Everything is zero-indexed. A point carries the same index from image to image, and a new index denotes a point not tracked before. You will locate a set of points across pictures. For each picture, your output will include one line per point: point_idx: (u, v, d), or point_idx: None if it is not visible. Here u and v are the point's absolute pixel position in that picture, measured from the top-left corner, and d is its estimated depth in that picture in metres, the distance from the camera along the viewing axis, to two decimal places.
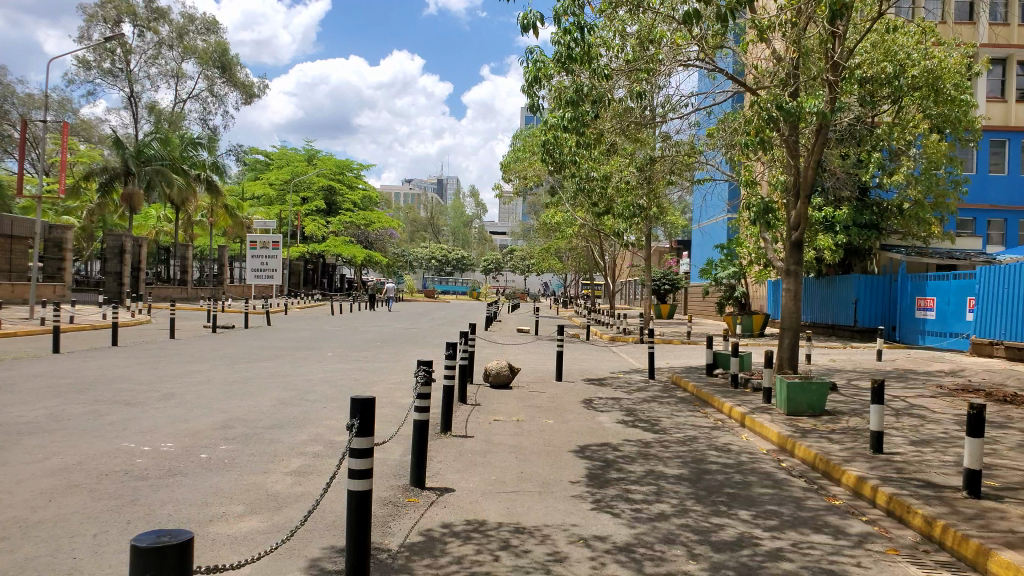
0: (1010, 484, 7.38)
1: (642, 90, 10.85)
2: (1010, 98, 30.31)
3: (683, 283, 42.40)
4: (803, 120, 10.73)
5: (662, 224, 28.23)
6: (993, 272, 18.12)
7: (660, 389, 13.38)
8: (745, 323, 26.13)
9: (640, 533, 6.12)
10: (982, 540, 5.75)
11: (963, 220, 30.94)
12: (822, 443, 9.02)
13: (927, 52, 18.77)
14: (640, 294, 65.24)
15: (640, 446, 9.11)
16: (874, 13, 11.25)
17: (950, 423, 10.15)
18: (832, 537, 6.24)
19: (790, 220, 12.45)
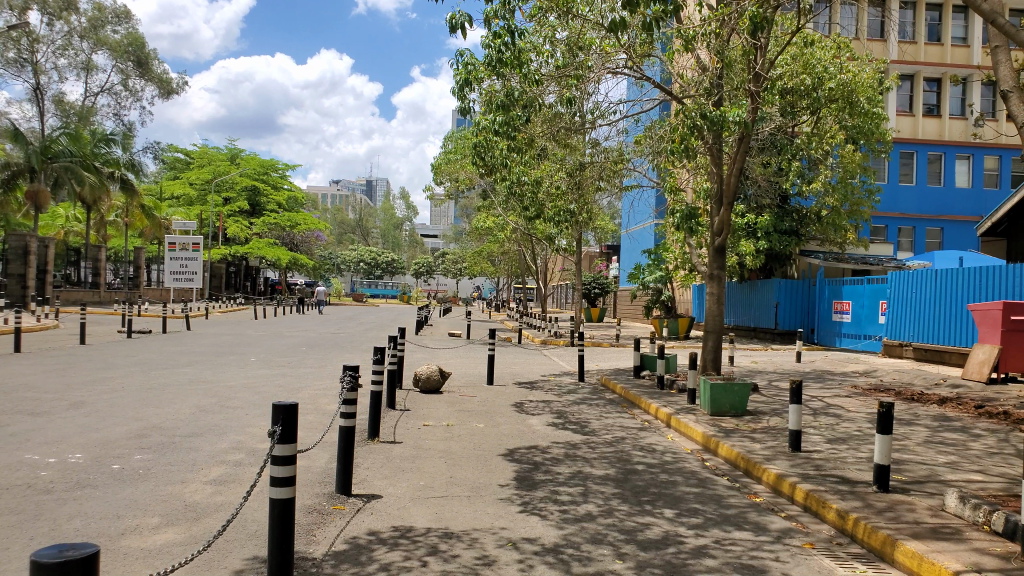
0: (917, 478, 7.76)
1: (572, 97, 10.97)
2: (918, 112, 32.00)
3: (612, 287, 43.09)
4: (727, 129, 11.03)
5: (591, 229, 28.61)
6: (903, 276, 19.03)
7: (589, 391, 13.54)
8: (671, 326, 26.71)
9: (567, 534, 6.17)
10: (891, 532, 6.02)
11: (877, 227, 32.42)
12: (744, 442, 9.29)
13: (843, 67, 19.66)
14: (570, 297, 66.01)
15: (568, 448, 9.20)
16: (794, 27, 11.61)
17: (862, 421, 10.61)
18: (753, 533, 6.43)
19: (713, 226, 12.78)
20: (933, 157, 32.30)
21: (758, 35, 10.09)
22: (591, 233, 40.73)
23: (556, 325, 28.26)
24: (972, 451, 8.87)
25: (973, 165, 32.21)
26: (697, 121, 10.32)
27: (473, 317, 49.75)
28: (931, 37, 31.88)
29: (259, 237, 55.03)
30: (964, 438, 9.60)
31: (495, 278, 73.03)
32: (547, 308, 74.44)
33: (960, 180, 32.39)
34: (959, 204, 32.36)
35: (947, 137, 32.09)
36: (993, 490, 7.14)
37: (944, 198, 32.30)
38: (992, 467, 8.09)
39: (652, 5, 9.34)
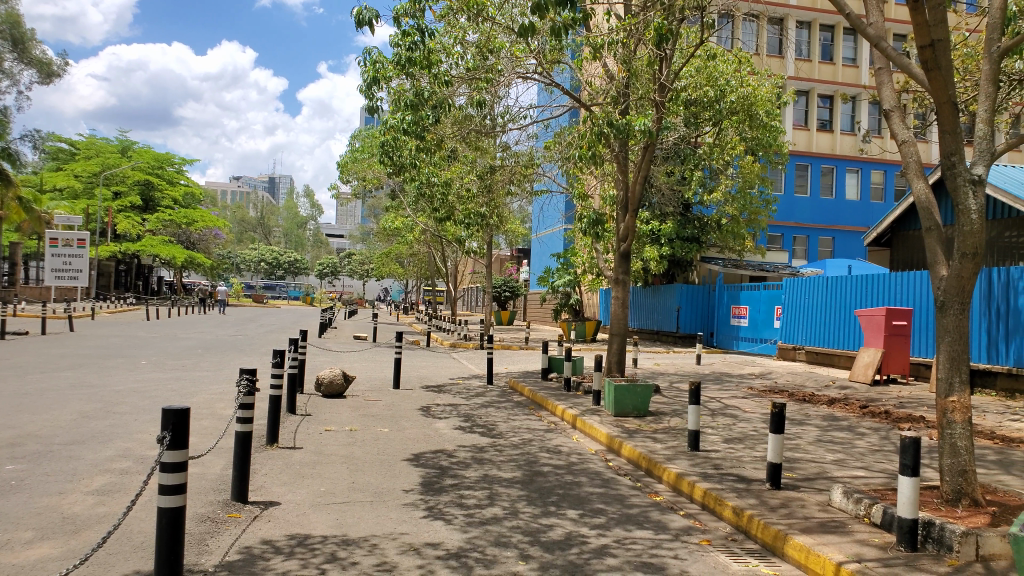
0: (807, 475, 8.13)
1: (482, 100, 10.98)
2: (812, 127, 33.73)
3: (522, 290, 43.45)
4: (633, 137, 11.25)
5: (501, 232, 28.74)
6: (796, 283, 19.96)
7: (497, 394, 13.56)
8: (579, 329, 27.14)
9: (471, 537, 6.13)
10: (782, 527, 6.27)
11: (774, 236, 33.89)
12: (646, 443, 9.50)
13: (744, 81, 20.59)
14: (480, 301, 66.20)
15: (474, 451, 9.17)
16: (699, 39, 11.94)
17: (758, 422, 11.05)
18: (653, 532, 6.57)
19: (619, 232, 13.04)
20: (825, 170, 34.10)
21: (662, 45, 10.37)
22: (500, 237, 40.89)
23: (465, 328, 28.20)
24: (857, 449, 9.37)
25: (861, 179, 34.19)
26: (604, 128, 10.47)
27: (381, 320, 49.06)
28: (825, 56, 33.69)
29: (152, 234, 52.55)
30: (851, 436, 10.13)
31: (404, 280, 72.43)
32: (457, 311, 74.38)
33: (850, 192, 34.32)
34: (848, 215, 34.28)
35: (839, 152, 33.95)
36: (875, 484, 7.56)
37: (834, 209, 34.12)
38: (875, 464, 8.56)
39: (561, 12, 9.44)
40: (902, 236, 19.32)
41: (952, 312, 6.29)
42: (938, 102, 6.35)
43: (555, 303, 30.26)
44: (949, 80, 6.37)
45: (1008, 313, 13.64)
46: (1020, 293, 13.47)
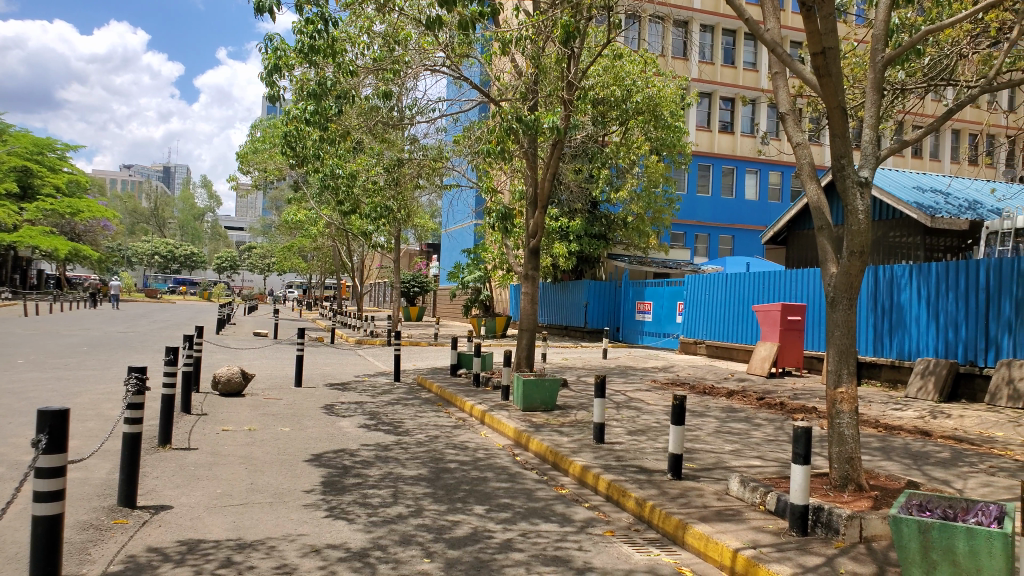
0: (706, 465, 8.39)
1: (389, 91, 10.81)
2: (714, 128, 34.96)
3: (431, 286, 43.17)
4: (541, 134, 11.29)
5: (409, 226, 28.45)
6: (698, 279, 20.62)
7: (405, 391, 13.39)
8: (489, 325, 27.19)
9: (375, 537, 6.00)
10: (682, 516, 6.44)
11: (677, 234, 34.92)
12: (552, 437, 9.57)
13: (649, 82, 21.28)
14: (387, 296, 65.44)
15: (379, 449, 9.02)
16: (606, 38, 12.09)
17: (660, 414, 11.34)
18: (558, 525, 6.62)
19: (528, 228, 13.06)
20: (726, 170, 35.38)
21: (570, 42, 10.46)
22: (409, 232, 40.46)
23: (372, 324, 27.74)
24: (753, 439, 9.74)
25: (760, 180, 35.63)
26: (513, 124, 10.38)
27: (285, 316, 47.70)
28: (726, 60, 35.00)
29: (32, 224, 49.25)
30: (747, 427, 10.52)
31: (309, 274, 70.73)
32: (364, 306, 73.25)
33: (749, 192, 35.73)
34: (748, 214, 35.66)
35: (739, 153, 35.29)
36: (768, 473, 7.88)
37: (734, 208, 35.44)
38: (769, 453, 8.92)
39: (469, 4, 9.37)
40: (796, 235, 20.25)
41: (841, 307, 6.59)
42: (828, 107, 6.64)
43: (465, 298, 30.19)
44: (839, 87, 6.67)
45: (893, 309, 14.45)
46: (903, 290, 14.27)
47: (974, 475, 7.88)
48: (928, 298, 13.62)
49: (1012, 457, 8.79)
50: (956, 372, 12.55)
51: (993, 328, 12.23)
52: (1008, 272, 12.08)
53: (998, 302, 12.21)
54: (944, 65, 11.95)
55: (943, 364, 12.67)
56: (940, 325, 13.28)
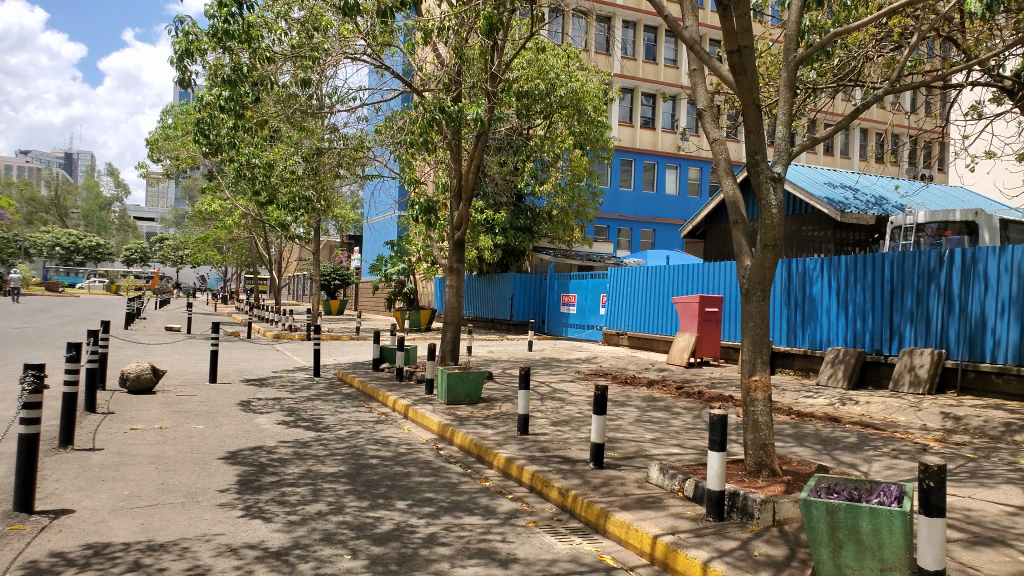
0: (627, 454, 8.53)
1: (307, 79, 10.53)
2: (636, 124, 35.63)
3: (352, 279, 42.44)
4: (465, 125, 11.18)
5: (330, 217, 27.88)
6: (621, 272, 20.96)
7: (325, 386, 13.14)
8: (413, 318, 26.97)
9: (295, 536, 5.84)
10: (604, 505, 6.52)
11: (601, 228, 35.41)
12: (476, 430, 9.55)
13: (572, 77, 21.64)
14: (306, 289, 63.91)
15: (298, 446, 8.80)
16: (530, 31, 12.07)
17: (583, 404, 11.48)
18: (482, 517, 6.60)
19: (452, 220, 12.98)
20: (647, 165, 36.08)
21: (493, 33, 10.41)
22: (330, 224, 39.67)
23: (291, 319, 27.05)
24: (672, 428, 9.95)
25: (680, 175, 36.47)
26: (436, 115, 10.25)
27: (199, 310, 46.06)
28: (648, 56, 35.73)
29: None
30: (667, 416, 10.75)
31: (224, 267, 68.54)
32: (282, 299, 71.44)
33: (670, 187, 36.51)
34: (669, 209, 36.44)
35: (660, 148, 36.06)
36: (687, 460, 8.07)
37: (656, 203, 36.17)
38: (688, 440, 9.13)
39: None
40: (714, 229, 20.80)
41: (755, 298, 6.78)
42: (744, 103, 6.80)
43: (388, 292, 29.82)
44: (754, 84, 6.84)
45: (804, 301, 14.99)
46: (814, 282, 14.80)
47: (878, 459, 8.26)
48: (838, 290, 14.19)
49: (913, 440, 9.26)
50: (863, 360, 13.20)
51: (898, 318, 12.88)
52: (912, 266, 12.72)
53: (903, 295, 12.87)
54: (852, 66, 12.45)
55: (852, 352, 13.28)
56: (849, 316, 13.88)
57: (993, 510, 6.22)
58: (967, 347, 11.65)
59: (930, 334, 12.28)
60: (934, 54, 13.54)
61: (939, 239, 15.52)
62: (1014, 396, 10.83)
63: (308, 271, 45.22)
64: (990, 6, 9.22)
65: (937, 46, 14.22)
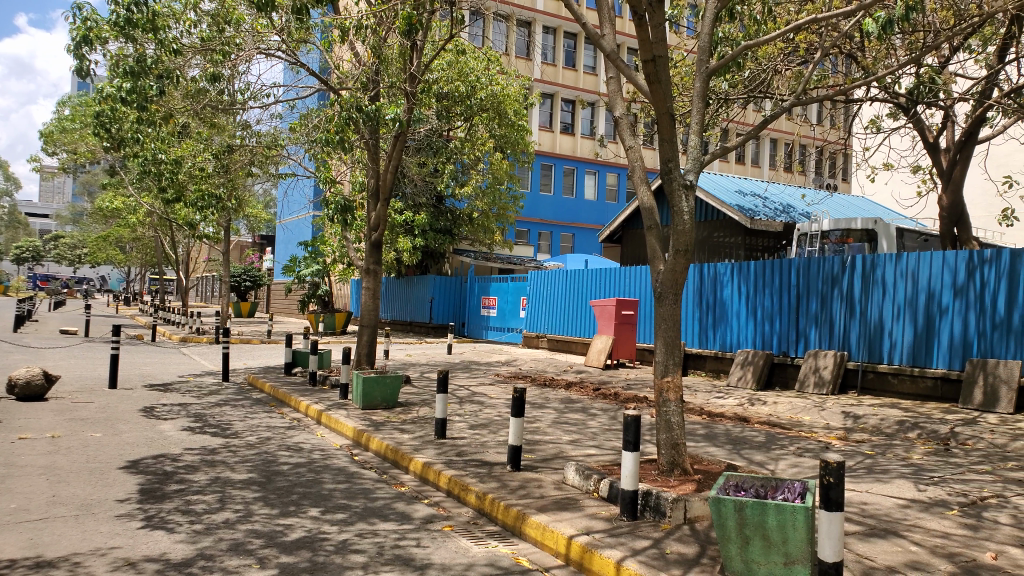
0: (545, 455, 8.57)
1: (217, 74, 10.17)
2: (556, 129, 36.03)
3: (264, 280, 41.30)
4: (382, 125, 11.03)
5: (241, 216, 27.03)
6: (540, 275, 21.11)
7: (234, 391, 12.69)
8: (328, 321, 26.47)
9: (200, 547, 5.59)
10: (521, 507, 6.50)
11: (521, 231, 35.57)
12: (392, 435, 9.39)
13: (492, 80, 21.70)
14: (215, 290, 61.80)
15: (204, 453, 8.46)
16: (449, 32, 12.00)
17: (502, 407, 11.47)
18: (397, 523, 6.49)
19: (370, 221, 12.73)
20: (567, 170, 36.53)
21: (412, 34, 10.31)
22: (242, 223, 38.49)
23: (198, 321, 26.06)
24: (589, 429, 10.05)
25: (598, 180, 37.09)
26: (353, 114, 10.09)
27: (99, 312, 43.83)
28: (568, 62, 36.22)
29: None
30: (583, 417, 10.87)
31: (128, 267, 65.57)
32: (191, 302, 68.91)
33: (589, 192, 37.10)
34: (587, 213, 36.99)
35: (579, 154, 36.58)
36: (603, 461, 8.15)
37: (575, 207, 36.64)
38: (604, 441, 9.24)
39: None
40: (631, 234, 21.20)
41: (668, 301, 6.91)
42: (658, 112, 6.93)
43: (302, 294, 29.10)
44: (668, 93, 6.98)
45: (715, 304, 15.40)
46: (724, 286, 15.24)
47: (785, 457, 8.56)
48: (747, 295, 14.67)
49: (817, 438, 9.64)
50: (771, 362, 13.69)
51: (803, 322, 13.42)
52: (817, 272, 13.28)
53: (807, 299, 13.41)
54: (761, 79, 12.91)
55: (760, 354, 13.75)
56: (757, 319, 14.37)
57: (887, 504, 6.53)
58: (866, 349, 12.29)
59: (833, 337, 12.86)
60: (836, 70, 14.18)
61: (841, 246, 16.29)
62: (909, 395, 11.48)
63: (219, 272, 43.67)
64: (886, 26, 9.71)
65: (840, 61, 14.90)
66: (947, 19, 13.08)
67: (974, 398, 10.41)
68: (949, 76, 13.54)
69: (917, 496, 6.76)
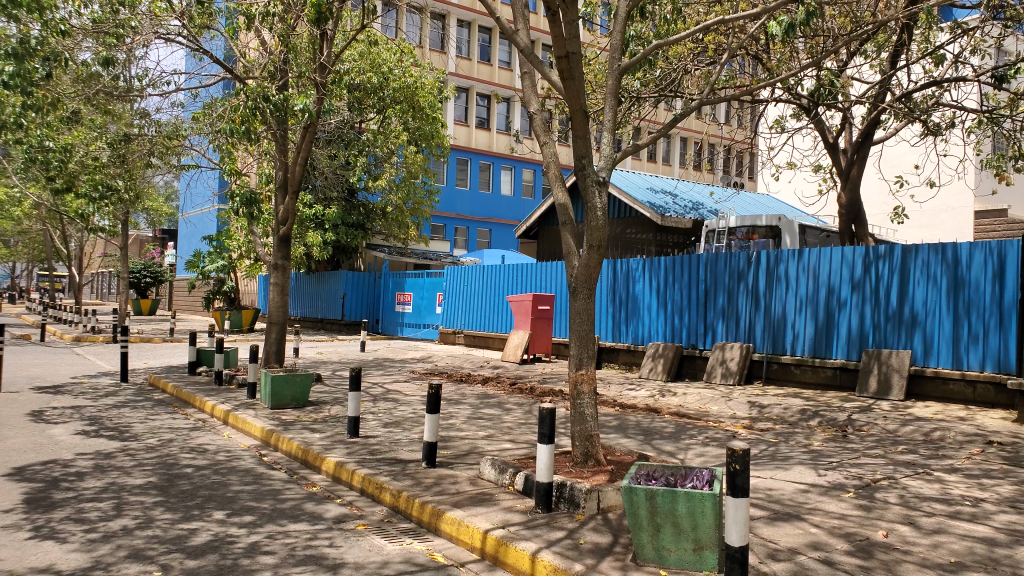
0: (459, 451, 8.51)
1: (110, 57, 9.65)
2: (471, 123, 35.97)
3: (166, 277, 39.74)
4: (290, 115, 10.72)
5: (140, 208, 25.81)
6: (457, 271, 21.03)
7: (134, 392, 12.12)
8: (235, 319, 25.62)
9: (95, 556, 5.28)
10: (436, 504, 6.43)
11: (437, 226, 35.30)
12: (302, 434, 9.15)
13: (404, 72, 21.90)
14: (114, 287, 58.97)
15: (100, 458, 8.02)
16: (360, 23, 11.76)
17: (417, 405, 11.35)
18: (308, 524, 6.31)
19: (278, 215, 12.34)
20: (483, 166, 36.53)
21: (321, 25, 10.10)
22: (142, 216, 36.74)
23: (93, 319, 24.74)
24: (504, 424, 10.06)
25: (514, 176, 37.27)
26: (260, 104, 9.77)
27: None
28: (483, 57, 36.24)
29: None
30: (498, 412, 10.87)
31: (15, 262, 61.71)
32: (87, 300, 65.45)
33: (505, 187, 37.27)
34: (504, 209, 37.11)
35: (495, 149, 36.67)
36: (517, 455, 8.17)
37: (491, 203, 36.71)
38: (519, 436, 9.26)
39: None
40: (547, 230, 21.37)
41: (581, 296, 6.97)
42: (572, 109, 6.95)
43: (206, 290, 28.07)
44: (582, 90, 7.01)
45: (628, 299, 15.66)
46: (637, 281, 15.53)
47: (693, 447, 8.78)
48: (659, 289, 14.99)
49: (724, 427, 9.95)
50: (680, 354, 14.07)
51: (711, 315, 13.82)
52: (724, 267, 13.70)
53: (715, 293, 13.81)
54: (672, 78, 13.20)
55: (671, 347, 14.10)
56: (668, 313, 14.70)
57: (790, 489, 6.80)
58: (770, 341, 12.75)
59: (740, 330, 13.28)
60: (743, 71, 14.64)
61: (747, 242, 16.91)
62: (810, 384, 12.00)
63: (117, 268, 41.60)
64: (789, 30, 10.04)
65: (746, 62, 15.38)
66: (845, 25, 13.70)
67: (870, 386, 10.97)
68: (847, 79, 14.17)
69: (817, 481, 7.06)
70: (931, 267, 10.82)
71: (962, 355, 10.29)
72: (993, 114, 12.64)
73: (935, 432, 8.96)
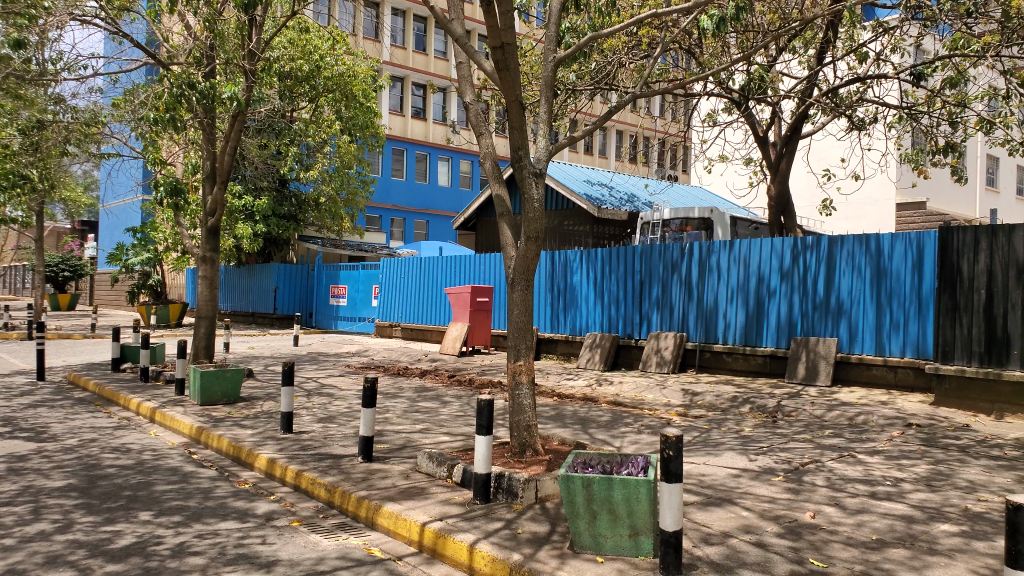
0: (395, 445, 8.42)
1: (22, 39, 9.13)
2: (407, 113, 35.57)
3: (87, 270, 38.15)
4: (217, 103, 10.39)
5: (58, 198, 24.67)
6: (393, 263, 20.81)
7: (51, 391, 11.59)
8: (161, 314, 24.80)
9: (9, 563, 5.02)
10: (372, 498, 6.35)
11: (372, 218, 34.86)
12: (232, 431, 8.91)
13: (337, 61, 21.35)
14: (29, 281, 56.24)
15: (15, 461, 7.63)
16: (290, 9, 11.49)
17: (352, 399, 11.18)
18: (238, 521, 6.15)
19: (205, 206, 11.94)
20: (419, 156, 36.26)
21: (248, 11, 9.82)
22: (60, 206, 35.15)
23: (8, 315, 23.56)
24: (439, 417, 10.00)
25: (451, 167, 37.11)
26: (185, 90, 9.44)
27: None
28: (418, 46, 35.89)
29: None
30: (434, 405, 10.81)
31: None
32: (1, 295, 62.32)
33: (442, 178, 37.06)
34: (441, 200, 36.94)
35: (431, 140, 36.43)
36: (453, 448, 8.13)
37: (428, 194, 36.48)
38: (456, 428, 9.22)
39: None
40: (484, 222, 21.32)
41: (519, 288, 6.96)
42: (508, 100, 6.90)
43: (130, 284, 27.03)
44: (517, 81, 6.97)
45: (565, 290, 15.76)
46: (574, 271, 15.62)
47: (627, 435, 8.90)
48: (595, 280, 15.12)
49: (659, 415, 10.11)
50: (617, 344, 14.29)
51: (647, 306, 14.01)
52: (659, 259, 13.90)
53: (651, 284, 14.00)
54: (607, 71, 13.28)
55: (608, 337, 14.31)
56: (605, 304, 14.85)
57: (722, 474, 6.95)
58: (703, 330, 13.01)
59: (674, 320, 13.51)
60: (676, 64, 14.85)
61: (681, 234, 17.19)
62: (742, 371, 12.35)
63: (33, 261, 39.72)
64: (720, 24, 10.19)
65: (678, 56, 15.60)
66: (773, 22, 14.00)
67: (798, 372, 11.35)
68: (776, 75, 14.50)
69: (748, 465, 7.24)
70: (856, 258, 11.20)
71: (884, 342, 10.72)
72: (912, 110, 13.12)
73: (859, 416, 9.30)
